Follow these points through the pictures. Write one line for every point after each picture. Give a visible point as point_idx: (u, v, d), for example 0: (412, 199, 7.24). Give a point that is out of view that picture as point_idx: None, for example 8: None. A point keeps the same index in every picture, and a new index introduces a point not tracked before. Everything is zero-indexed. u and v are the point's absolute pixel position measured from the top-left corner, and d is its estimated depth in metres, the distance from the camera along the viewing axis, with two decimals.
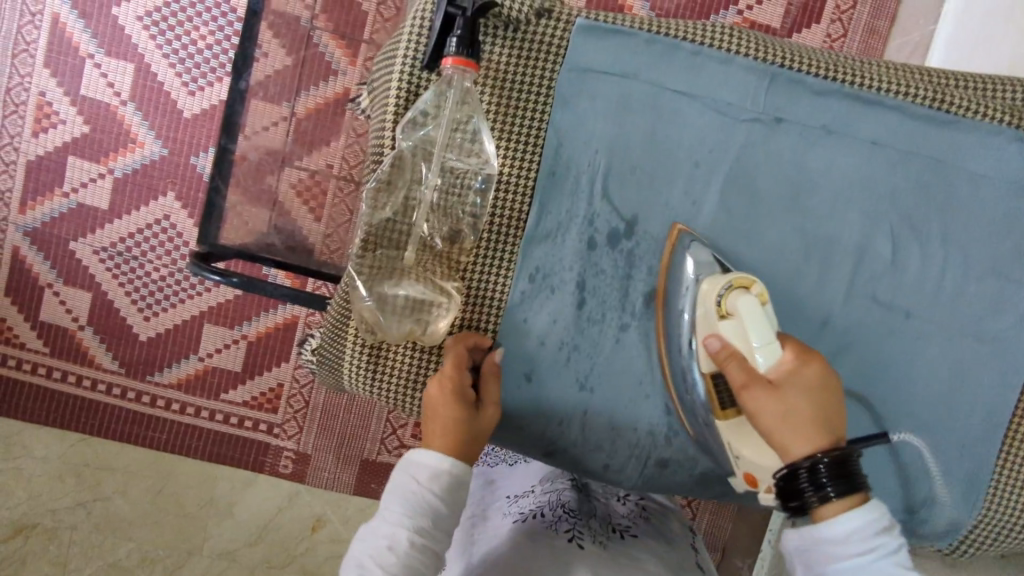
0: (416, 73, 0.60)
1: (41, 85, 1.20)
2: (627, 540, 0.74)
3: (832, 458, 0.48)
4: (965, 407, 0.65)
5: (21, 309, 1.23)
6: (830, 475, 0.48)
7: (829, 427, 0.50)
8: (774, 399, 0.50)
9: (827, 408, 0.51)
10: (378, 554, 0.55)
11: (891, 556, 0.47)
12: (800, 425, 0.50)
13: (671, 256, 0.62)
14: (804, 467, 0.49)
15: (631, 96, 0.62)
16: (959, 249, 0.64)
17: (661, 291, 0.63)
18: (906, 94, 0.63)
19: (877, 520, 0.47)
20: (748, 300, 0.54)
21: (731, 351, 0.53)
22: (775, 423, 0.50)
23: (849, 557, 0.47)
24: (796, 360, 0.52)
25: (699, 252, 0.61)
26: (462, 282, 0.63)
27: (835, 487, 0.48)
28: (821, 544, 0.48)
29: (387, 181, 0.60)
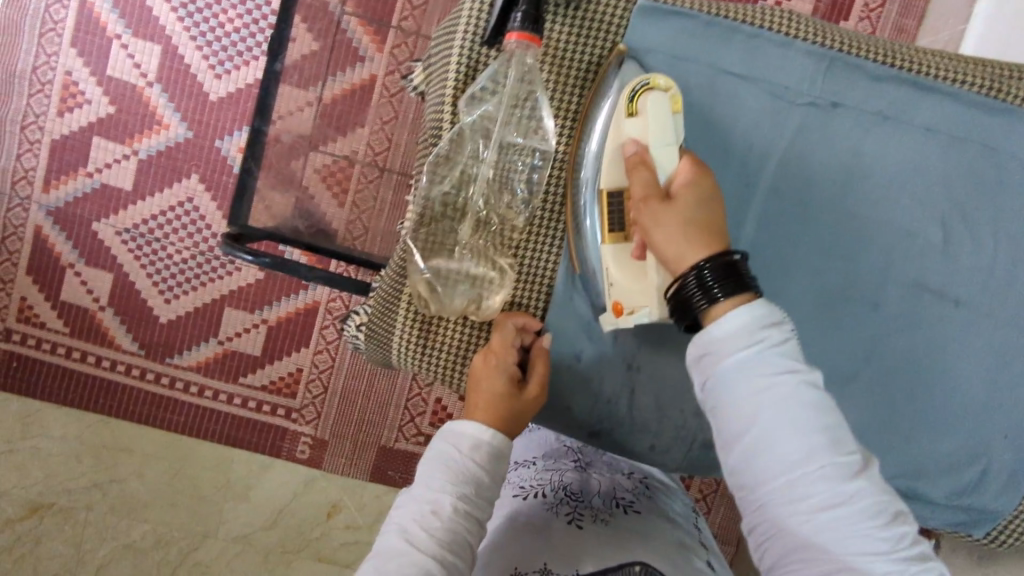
0: (477, 49, 0.60)
1: (68, 65, 1.20)
2: (630, 516, 0.72)
3: (718, 264, 0.50)
4: (1011, 395, 0.65)
5: (42, 287, 1.23)
6: (715, 277, 0.49)
7: (716, 236, 0.52)
8: (669, 209, 0.52)
9: (715, 218, 0.53)
10: (421, 518, 0.56)
11: (778, 347, 0.48)
12: (689, 234, 0.51)
13: (603, 75, 0.60)
14: (691, 276, 0.50)
15: (689, 78, 0.62)
16: (1009, 238, 0.64)
17: (586, 107, 0.61)
18: (963, 82, 0.63)
19: (765, 313, 0.48)
20: (660, 101, 0.55)
21: (642, 161, 0.54)
22: (669, 233, 0.51)
23: (738, 355, 0.48)
24: (694, 174, 0.54)
25: (627, 71, 0.59)
26: (515, 259, 0.64)
27: (722, 288, 0.49)
28: (712, 346, 0.49)
29: (446, 156, 0.62)
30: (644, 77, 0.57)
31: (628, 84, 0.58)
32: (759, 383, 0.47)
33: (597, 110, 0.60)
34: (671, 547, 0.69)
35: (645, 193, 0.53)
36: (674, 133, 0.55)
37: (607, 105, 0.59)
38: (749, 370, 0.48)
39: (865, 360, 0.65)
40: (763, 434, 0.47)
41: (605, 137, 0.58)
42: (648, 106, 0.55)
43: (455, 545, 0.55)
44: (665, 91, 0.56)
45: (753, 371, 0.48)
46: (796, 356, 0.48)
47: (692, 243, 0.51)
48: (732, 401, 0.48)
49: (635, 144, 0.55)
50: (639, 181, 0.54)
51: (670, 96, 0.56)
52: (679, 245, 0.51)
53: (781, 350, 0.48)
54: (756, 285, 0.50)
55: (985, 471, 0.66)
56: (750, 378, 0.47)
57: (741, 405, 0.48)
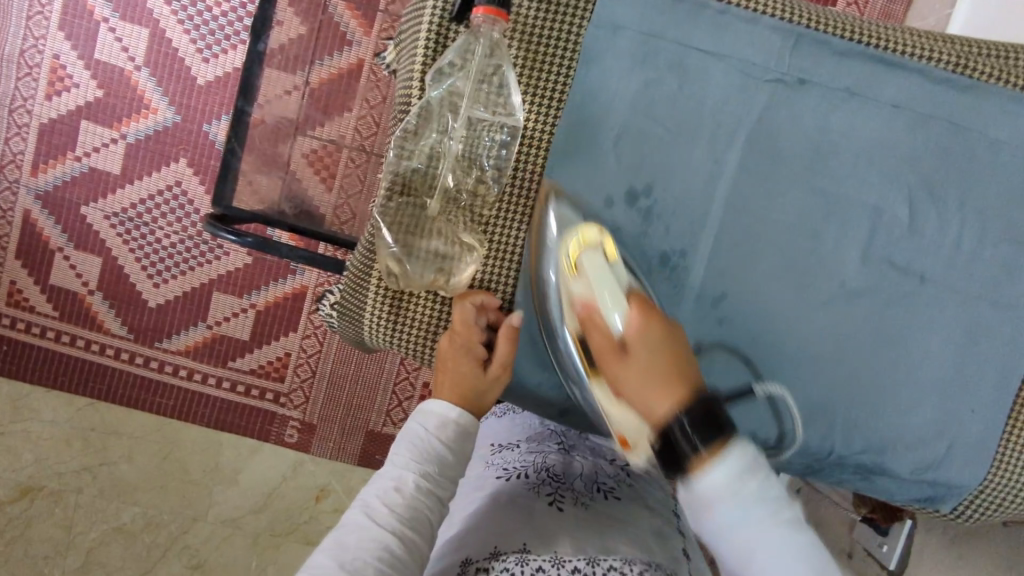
0: (446, 24, 0.61)
1: (55, 48, 1.20)
2: (609, 502, 0.74)
3: (690, 412, 0.49)
4: (976, 369, 0.66)
5: (31, 271, 1.24)
6: (693, 427, 0.48)
7: (681, 375, 0.52)
8: (627, 365, 0.53)
9: (675, 362, 0.52)
10: (384, 494, 0.56)
11: (764, 491, 0.47)
12: (658, 381, 0.51)
13: (540, 225, 0.63)
14: (668, 428, 0.49)
15: (658, 55, 0.63)
16: (976, 214, 0.64)
17: (533, 259, 0.63)
18: (930, 58, 0.63)
19: (743, 459, 0.47)
20: (592, 258, 0.59)
21: (595, 319, 0.57)
22: (636, 386, 0.52)
23: (727, 511, 0.46)
24: (641, 318, 0.55)
25: (560, 214, 0.62)
26: (484, 235, 0.64)
27: (702, 439, 0.47)
28: (703, 500, 0.47)
29: (414, 129, 0.63)
30: (574, 235, 0.60)
31: (563, 243, 0.61)
32: (751, 534, 0.46)
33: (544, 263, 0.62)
34: (646, 533, 0.70)
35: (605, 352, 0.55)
36: (615, 278, 0.58)
37: (551, 261, 0.61)
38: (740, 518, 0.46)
39: (832, 338, 0.66)
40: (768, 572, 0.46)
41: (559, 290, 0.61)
42: (583, 262, 0.59)
43: (416, 521, 0.56)
44: (598, 243, 0.60)
45: (745, 523, 0.46)
46: (775, 491, 0.47)
47: (661, 390, 0.51)
48: (723, 541, 0.47)
49: (586, 303, 0.58)
50: (598, 337, 0.56)
51: (601, 249, 0.59)
52: (648, 400, 0.51)
53: (766, 495, 0.47)
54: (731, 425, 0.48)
55: (951, 446, 0.67)
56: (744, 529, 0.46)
57: (735, 548, 0.47)
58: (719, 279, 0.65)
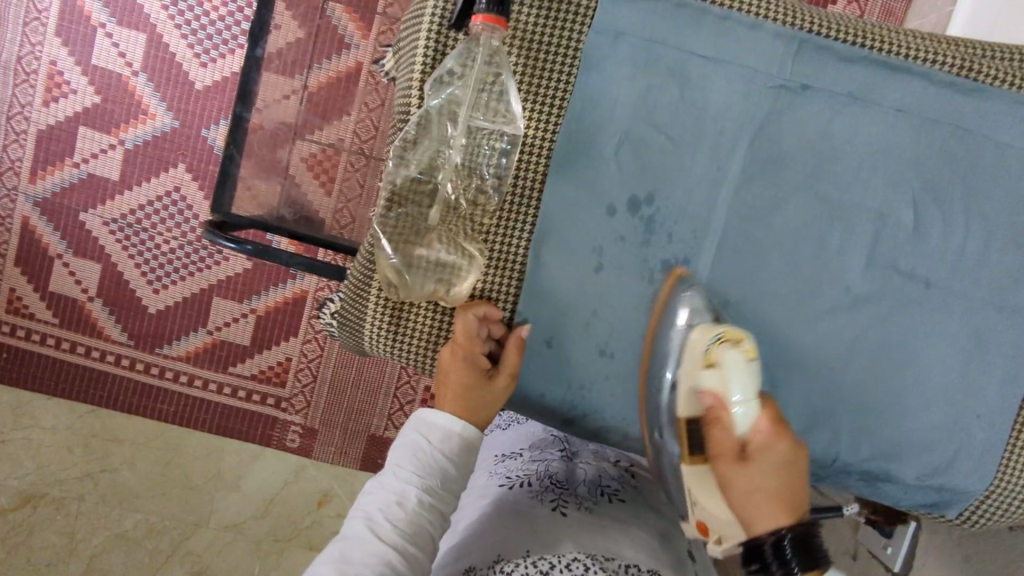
0: (444, 31, 0.61)
1: (52, 54, 1.19)
2: (614, 505, 0.73)
3: (796, 537, 0.55)
4: (981, 374, 0.66)
5: (30, 278, 1.23)
6: (793, 552, 0.55)
7: (789, 496, 0.58)
8: (745, 473, 0.58)
9: (790, 482, 0.58)
10: (386, 508, 0.56)
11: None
12: (773, 500, 0.57)
13: (665, 299, 0.64)
14: (768, 541, 0.56)
15: (658, 62, 0.62)
16: (980, 218, 0.64)
17: (650, 330, 0.64)
18: (933, 60, 0.63)
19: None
20: (735, 360, 0.58)
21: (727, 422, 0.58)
22: (748, 496, 0.58)
23: None
24: (771, 434, 0.58)
25: (694, 299, 0.62)
26: (485, 245, 0.64)
27: (798, 563, 0.55)
28: None
29: (413, 139, 0.62)
30: (718, 330, 0.60)
31: (700, 332, 0.61)
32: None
33: (668, 329, 0.63)
34: (651, 538, 0.69)
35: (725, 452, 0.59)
36: (752, 385, 0.58)
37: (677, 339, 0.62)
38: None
39: (836, 345, 0.65)
40: None
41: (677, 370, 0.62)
42: (724, 360, 0.58)
43: (418, 535, 0.56)
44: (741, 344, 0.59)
45: None
46: None
47: (772, 507, 0.57)
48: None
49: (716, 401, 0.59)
50: (725, 438, 0.59)
51: (745, 351, 0.58)
52: (755, 510, 0.57)
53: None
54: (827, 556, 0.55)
55: (957, 452, 0.66)
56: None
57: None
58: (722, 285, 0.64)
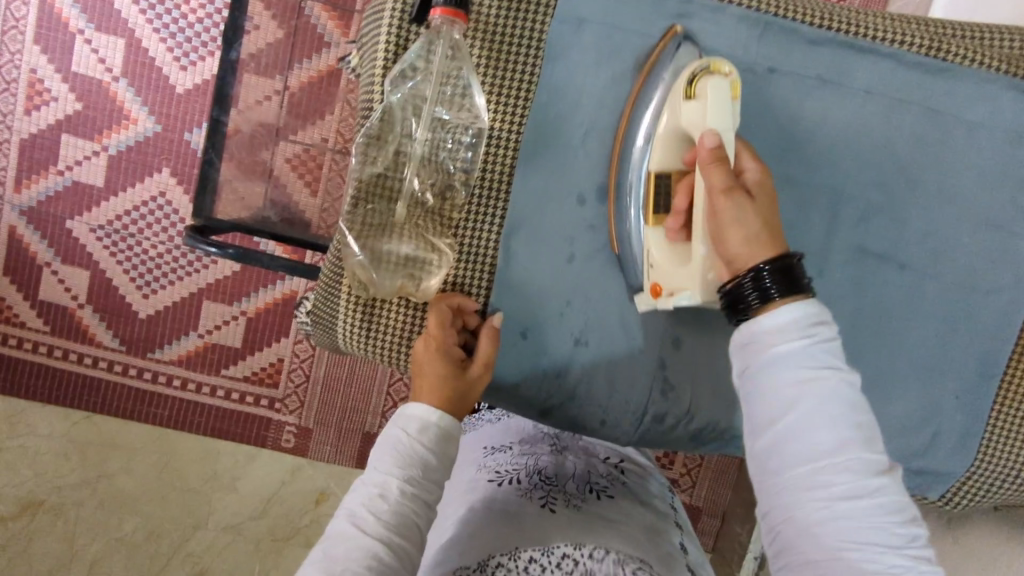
0: (405, 26, 0.61)
1: (32, 62, 1.19)
2: (603, 502, 0.73)
3: (777, 266, 0.47)
4: (960, 354, 0.66)
5: (20, 288, 1.23)
6: (774, 280, 0.47)
7: (776, 234, 0.49)
8: (736, 205, 0.49)
9: (774, 219, 0.50)
10: (369, 502, 0.55)
11: (827, 344, 0.46)
12: (757, 234, 0.48)
13: (657, 58, 0.60)
14: (748, 277, 0.48)
15: (624, 50, 0.62)
16: (953, 199, 0.64)
17: (637, 91, 0.61)
18: (901, 42, 0.63)
19: (816, 311, 0.46)
20: (720, 86, 0.52)
21: (716, 150, 0.50)
22: (730, 227, 0.49)
23: (787, 348, 0.45)
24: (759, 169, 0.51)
25: (685, 55, 0.59)
26: (455, 239, 0.64)
27: (779, 289, 0.47)
28: (763, 333, 0.47)
29: (377, 135, 0.62)
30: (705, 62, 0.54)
31: (689, 68, 0.56)
32: (800, 378, 0.44)
33: (652, 88, 0.59)
34: (640, 531, 0.69)
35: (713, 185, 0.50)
36: (732, 120, 0.53)
37: (659, 95, 0.58)
38: (793, 364, 0.45)
39: None
40: (803, 421, 0.44)
41: (658, 120, 0.58)
42: (709, 91, 0.52)
43: (403, 527, 0.54)
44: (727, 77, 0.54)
45: (800, 364, 0.45)
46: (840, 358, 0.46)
47: (757, 242, 0.48)
48: (762, 399, 0.46)
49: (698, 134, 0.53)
50: (714, 176, 0.50)
51: (730, 80, 0.53)
52: (742, 245, 0.49)
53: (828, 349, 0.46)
54: (812, 287, 0.47)
55: (936, 433, 0.66)
56: (800, 371, 0.45)
57: (776, 394, 0.45)
58: None
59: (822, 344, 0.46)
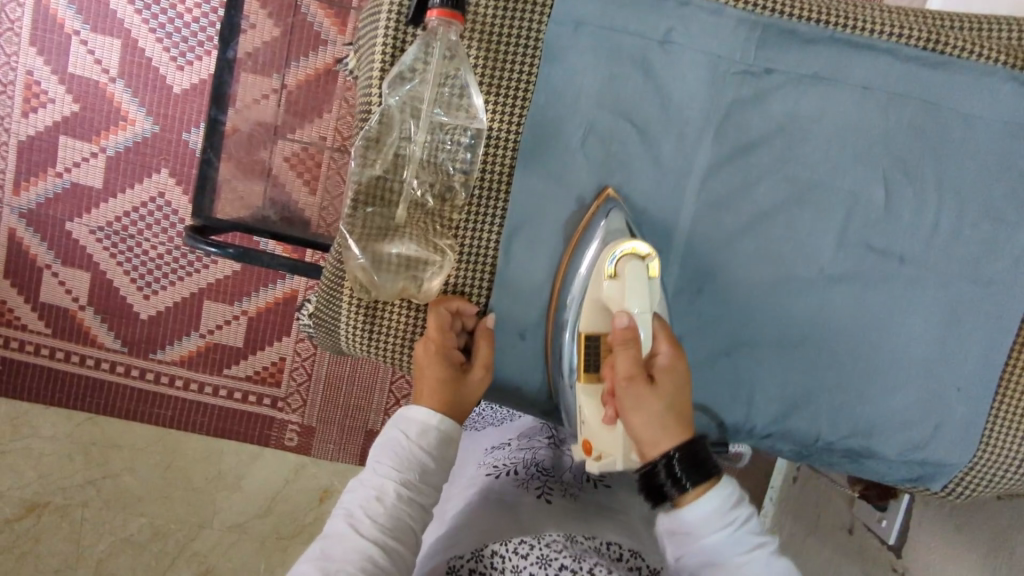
0: (402, 28, 0.61)
1: (28, 64, 1.18)
2: (600, 492, 0.74)
3: (684, 453, 0.52)
4: (960, 347, 0.66)
5: (20, 291, 1.23)
6: (683, 468, 0.52)
7: (684, 419, 0.55)
8: (651, 393, 0.54)
9: (682, 403, 0.55)
10: (366, 504, 0.55)
11: (744, 526, 0.52)
12: (663, 420, 0.54)
13: (589, 217, 0.62)
14: (661, 465, 0.53)
15: (622, 50, 0.62)
16: (952, 192, 0.64)
17: (573, 245, 0.63)
18: (900, 35, 0.62)
19: (731, 496, 0.52)
20: (637, 269, 0.57)
21: (630, 332, 0.55)
22: (645, 417, 0.54)
23: (714, 539, 0.51)
24: (671, 354, 0.56)
25: (614, 218, 0.61)
26: (456, 240, 0.64)
27: (689, 478, 0.52)
28: (689, 527, 0.52)
29: (375, 138, 0.62)
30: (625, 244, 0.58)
31: (609, 244, 0.60)
32: (733, 567, 0.50)
33: (582, 250, 0.62)
34: (637, 523, 0.71)
35: (630, 371, 0.54)
36: (648, 298, 0.57)
37: (587, 260, 0.61)
38: (723, 556, 0.51)
39: (813, 325, 0.65)
40: None
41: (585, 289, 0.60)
42: (627, 272, 0.57)
43: (399, 530, 0.54)
44: (645, 257, 0.58)
45: (728, 552, 0.51)
46: (759, 531, 0.52)
47: (664, 428, 0.54)
48: None
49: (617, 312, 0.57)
50: (625, 361, 0.54)
51: (647, 263, 0.58)
52: (655, 432, 0.54)
53: (748, 527, 0.52)
54: (720, 468, 0.53)
55: (938, 426, 0.66)
56: (730, 561, 0.51)
57: None
58: (691, 271, 0.65)
59: (741, 524, 0.52)
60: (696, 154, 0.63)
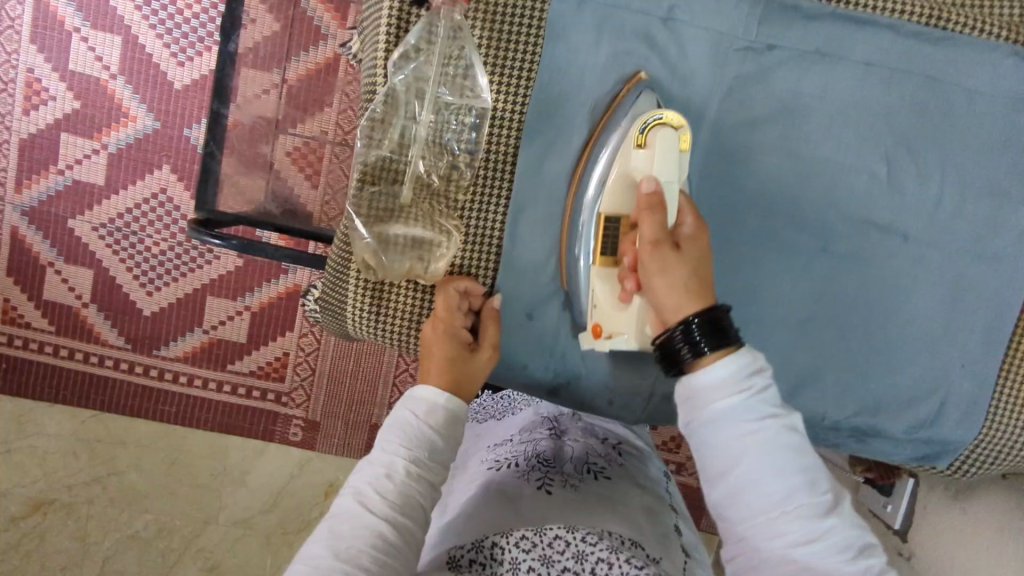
0: (406, 9, 0.61)
1: (29, 62, 1.18)
2: (601, 482, 0.72)
3: (706, 318, 0.50)
4: (965, 323, 0.66)
5: (23, 289, 1.24)
6: (702, 332, 0.50)
7: (706, 290, 0.53)
8: (675, 259, 0.52)
9: (707, 275, 0.53)
10: (375, 482, 0.55)
11: (762, 395, 0.48)
12: (686, 285, 0.52)
13: (617, 103, 0.61)
14: (679, 328, 0.51)
15: (625, 29, 0.62)
16: (956, 168, 0.64)
17: (597, 131, 0.62)
18: (902, 11, 0.63)
19: (752, 364, 0.48)
20: (668, 138, 0.56)
21: (656, 199, 0.54)
22: (666, 281, 0.52)
23: (726, 404, 0.48)
24: (697, 228, 0.55)
25: (644, 100, 0.60)
26: (461, 221, 0.65)
27: (708, 342, 0.50)
28: (701, 391, 0.49)
29: (381, 117, 0.62)
30: (657, 112, 0.57)
31: (640, 116, 0.58)
32: (741, 434, 0.47)
33: (606, 137, 0.60)
34: (639, 514, 0.69)
35: (655, 235, 0.53)
36: (677, 172, 0.56)
37: (616, 137, 0.60)
38: (732, 421, 0.47)
39: (817, 304, 0.65)
40: (749, 474, 0.47)
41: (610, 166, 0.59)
42: (658, 140, 0.56)
43: (409, 507, 0.54)
44: (678, 128, 0.57)
45: (739, 419, 0.47)
46: (777, 404, 0.48)
47: (687, 292, 0.52)
48: (712, 453, 0.48)
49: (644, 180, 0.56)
50: (650, 226, 0.53)
51: (679, 135, 0.57)
52: (676, 296, 0.52)
53: (765, 398, 0.48)
54: (741, 338, 0.50)
55: (944, 402, 0.67)
56: (740, 428, 0.47)
57: (722, 449, 0.48)
58: None
59: (757, 393, 0.48)
60: (698, 133, 0.63)
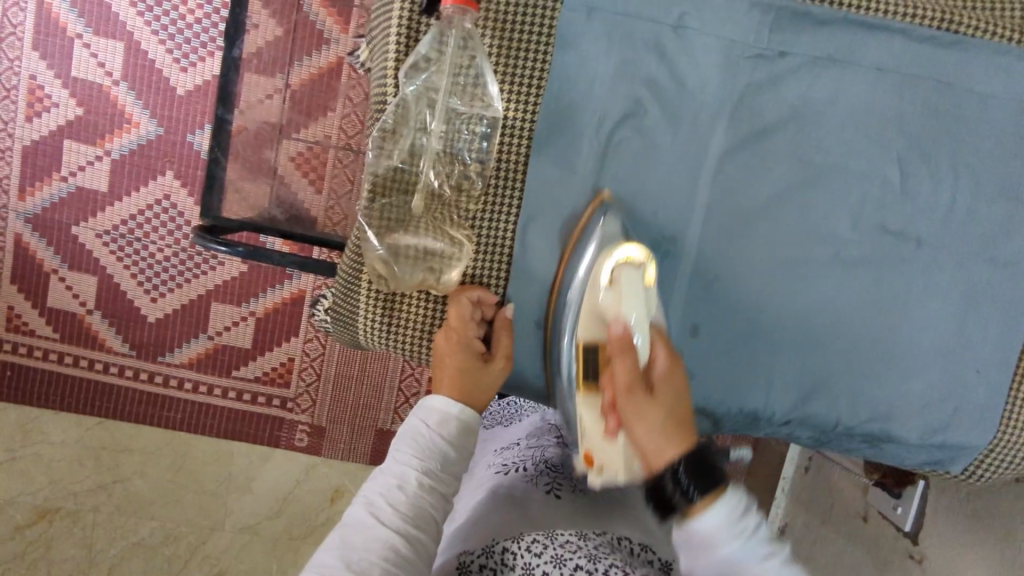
0: (416, 18, 0.61)
1: (31, 68, 1.18)
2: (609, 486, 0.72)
3: (689, 462, 0.51)
4: (978, 328, 0.66)
5: (27, 296, 1.23)
6: (689, 477, 0.51)
7: (687, 429, 0.53)
8: (652, 402, 0.53)
9: (685, 414, 0.54)
10: (387, 493, 0.54)
11: (755, 535, 0.51)
12: (666, 427, 0.52)
13: (584, 224, 0.63)
14: (667, 474, 0.51)
15: (635, 37, 0.62)
16: (969, 172, 0.64)
17: (567, 254, 0.63)
18: (913, 16, 0.62)
19: (740, 505, 0.51)
20: (631, 279, 0.59)
21: (625, 340, 0.55)
22: (645, 424, 0.52)
23: (725, 552, 0.50)
24: (670, 364, 0.56)
25: (608, 223, 0.62)
26: (473, 231, 0.64)
27: (696, 487, 0.51)
28: (699, 539, 0.51)
29: (392, 127, 0.63)
30: (620, 252, 0.60)
31: (604, 254, 0.61)
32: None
33: (577, 260, 0.62)
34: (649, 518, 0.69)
35: (629, 379, 0.54)
36: (643, 308, 0.58)
37: (585, 264, 0.61)
38: (732, 568, 0.50)
39: (830, 310, 0.65)
40: None
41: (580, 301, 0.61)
42: (622, 280, 0.59)
43: (421, 519, 0.54)
44: (640, 265, 0.60)
45: (738, 565, 0.50)
46: (767, 537, 0.51)
47: (668, 435, 0.52)
48: None
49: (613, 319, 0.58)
50: (623, 369, 0.54)
51: (641, 272, 0.60)
52: (659, 440, 0.52)
53: (757, 535, 0.51)
54: (725, 477, 0.51)
55: (958, 407, 0.66)
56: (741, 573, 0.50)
57: None
58: (708, 257, 0.64)
59: (750, 534, 0.51)
60: (709, 139, 0.63)
